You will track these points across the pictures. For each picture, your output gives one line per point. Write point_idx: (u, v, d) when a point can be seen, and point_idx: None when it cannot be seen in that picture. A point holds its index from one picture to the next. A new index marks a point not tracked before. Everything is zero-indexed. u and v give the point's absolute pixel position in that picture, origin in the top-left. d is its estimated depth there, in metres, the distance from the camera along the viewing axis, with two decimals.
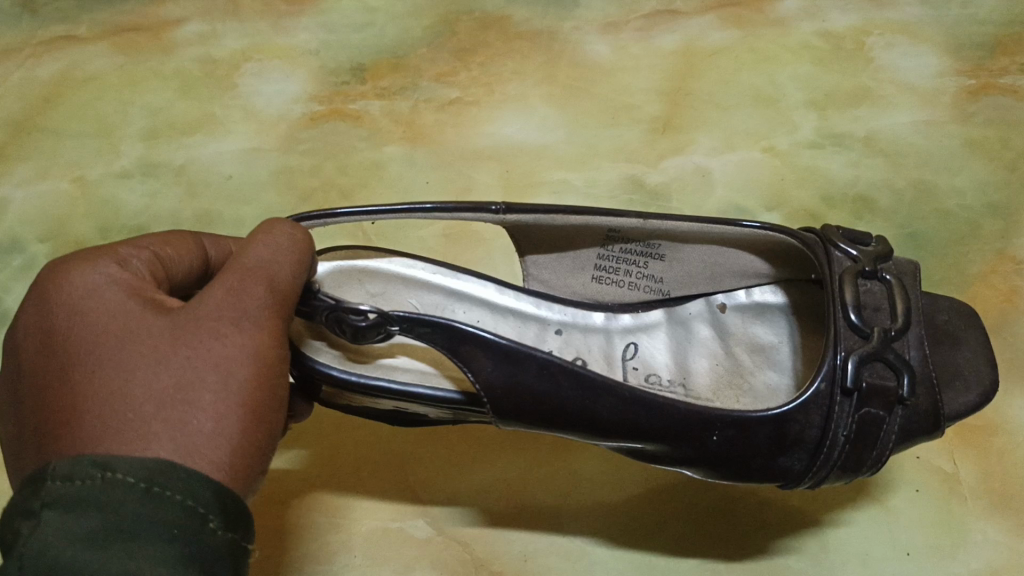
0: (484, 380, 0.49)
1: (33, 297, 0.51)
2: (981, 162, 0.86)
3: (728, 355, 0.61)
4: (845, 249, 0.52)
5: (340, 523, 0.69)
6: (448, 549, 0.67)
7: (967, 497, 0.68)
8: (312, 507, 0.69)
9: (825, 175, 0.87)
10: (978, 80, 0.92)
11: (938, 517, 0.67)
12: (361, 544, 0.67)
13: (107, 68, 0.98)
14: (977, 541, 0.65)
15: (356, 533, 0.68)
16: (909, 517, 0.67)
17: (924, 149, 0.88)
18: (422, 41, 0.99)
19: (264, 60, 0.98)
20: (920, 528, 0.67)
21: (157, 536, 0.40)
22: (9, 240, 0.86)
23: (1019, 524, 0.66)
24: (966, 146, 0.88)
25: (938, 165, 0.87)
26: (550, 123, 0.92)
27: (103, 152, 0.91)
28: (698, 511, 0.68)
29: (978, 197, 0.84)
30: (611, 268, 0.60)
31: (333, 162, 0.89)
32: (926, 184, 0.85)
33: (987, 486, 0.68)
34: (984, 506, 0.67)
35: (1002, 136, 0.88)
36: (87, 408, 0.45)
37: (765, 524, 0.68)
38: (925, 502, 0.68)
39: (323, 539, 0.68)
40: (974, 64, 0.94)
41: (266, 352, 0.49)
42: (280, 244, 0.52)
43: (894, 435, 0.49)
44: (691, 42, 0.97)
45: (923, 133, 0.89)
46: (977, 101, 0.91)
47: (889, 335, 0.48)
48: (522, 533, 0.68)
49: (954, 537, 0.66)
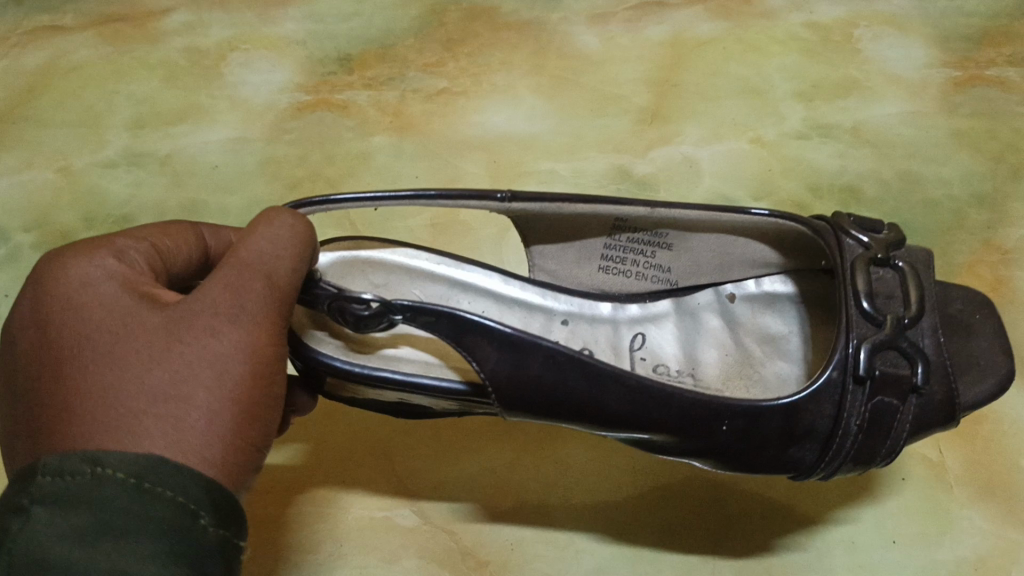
0: (491, 370, 0.48)
1: (27, 289, 0.49)
2: (967, 153, 0.87)
3: (737, 345, 0.61)
4: (856, 236, 0.51)
5: (328, 513, 0.68)
6: (435, 538, 0.67)
7: (953, 484, 0.68)
8: (301, 499, 0.69)
9: (813, 166, 0.87)
10: (964, 71, 0.93)
11: (925, 504, 0.67)
12: (350, 534, 0.67)
13: (91, 57, 0.95)
14: (964, 528, 0.66)
15: (343, 523, 0.67)
16: (899, 505, 0.67)
17: (911, 140, 0.88)
18: (409, 31, 0.98)
19: (250, 50, 0.96)
20: (908, 517, 0.67)
21: (147, 533, 0.39)
22: None
23: (1004, 511, 0.66)
24: (953, 137, 0.88)
25: (926, 155, 0.87)
26: (539, 112, 0.91)
27: (89, 141, 0.89)
28: (695, 502, 0.68)
29: (964, 187, 0.85)
30: (617, 257, 0.59)
31: (321, 152, 0.88)
32: (913, 174, 0.86)
33: (972, 473, 0.68)
34: (970, 493, 0.67)
35: (989, 127, 0.89)
36: (78, 403, 0.44)
37: (755, 513, 0.68)
38: (914, 489, 0.68)
39: (311, 529, 0.67)
40: (961, 56, 0.94)
41: (262, 347, 0.47)
42: (280, 236, 0.50)
43: (907, 426, 0.49)
44: (679, 33, 0.97)
45: (910, 124, 0.89)
46: (964, 93, 0.91)
47: (902, 323, 0.48)
48: (514, 528, 0.67)
49: (940, 524, 0.66)
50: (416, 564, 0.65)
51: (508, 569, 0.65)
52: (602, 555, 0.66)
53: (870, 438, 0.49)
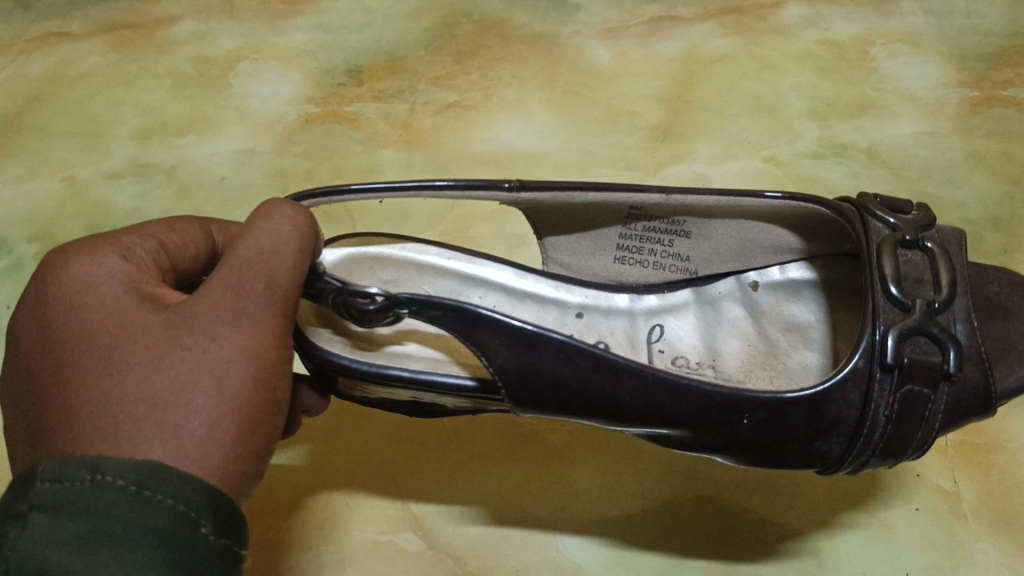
0: (498, 364, 0.46)
1: (32, 289, 0.47)
2: (982, 174, 0.86)
3: (761, 334, 0.59)
4: (883, 217, 0.49)
5: (329, 536, 0.65)
6: (440, 563, 0.64)
7: (968, 515, 0.64)
8: (305, 517, 0.66)
9: (826, 185, 0.85)
10: (982, 91, 0.91)
11: (938, 534, 0.64)
12: (353, 558, 0.64)
13: (99, 66, 0.95)
14: (979, 561, 0.62)
15: (346, 546, 0.64)
16: (911, 536, 0.64)
17: (926, 159, 0.87)
18: (419, 44, 0.97)
19: (259, 61, 0.95)
20: (917, 546, 0.63)
21: (146, 541, 0.37)
22: None
23: (1022, 545, 0.63)
24: (969, 159, 0.87)
25: (940, 176, 0.86)
26: (549, 129, 0.90)
27: (94, 151, 0.89)
28: (711, 512, 0.65)
29: (981, 210, 0.83)
30: (634, 248, 0.57)
31: (329, 165, 0.87)
32: (928, 194, 0.84)
33: (988, 504, 0.65)
34: (986, 525, 0.64)
35: (1006, 148, 0.87)
36: (78, 407, 0.42)
37: (767, 534, 0.65)
38: (927, 520, 0.64)
39: (314, 552, 0.64)
40: (978, 76, 0.93)
41: (265, 351, 0.45)
42: (279, 230, 0.47)
43: (939, 415, 0.46)
44: (692, 49, 0.96)
45: (925, 144, 0.88)
46: (981, 113, 0.90)
47: (932, 308, 0.46)
48: (514, 542, 0.64)
49: (954, 557, 0.63)
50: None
51: None
52: None
53: (900, 430, 0.46)
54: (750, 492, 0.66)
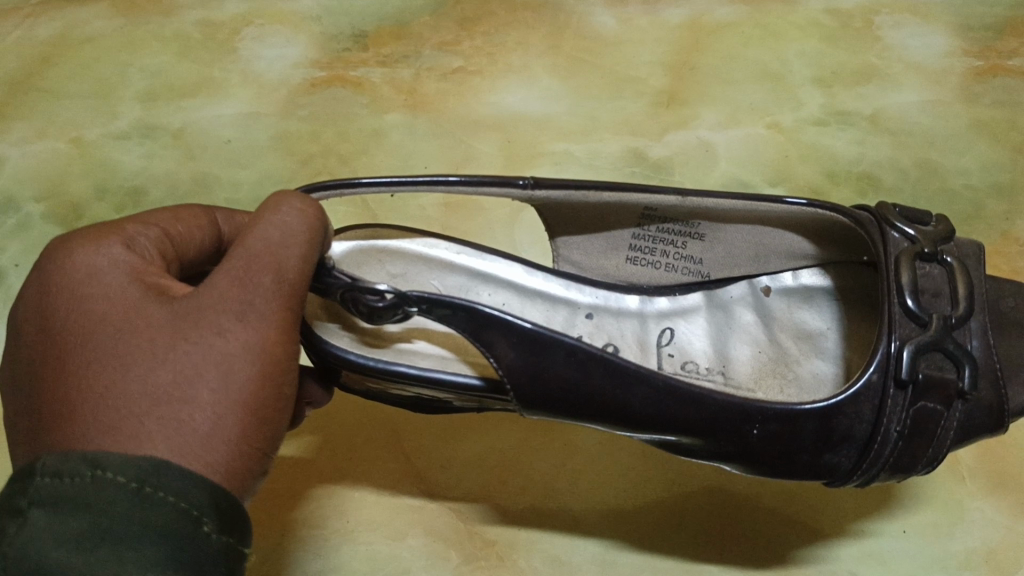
0: (508, 367, 0.46)
1: (33, 277, 0.47)
2: (985, 142, 0.83)
3: (772, 341, 0.59)
4: (903, 228, 0.48)
5: (335, 490, 0.67)
6: (442, 517, 0.66)
7: (965, 476, 0.65)
8: (310, 477, 0.67)
9: (829, 152, 0.84)
10: (986, 61, 0.89)
11: (931, 494, 0.65)
12: (355, 510, 0.66)
13: (106, 30, 0.93)
14: (975, 518, 0.64)
15: (349, 500, 0.66)
16: (907, 495, 0.65)
17: (929, 128, 0.85)
18: (425, 10, 0.94)
19: (264, 25, 0.93)
20: (912, 507, 0.65)
21: (146, 539, 0.37)
22: (4, 199, 0.82)
23: (1017, 502, 0.64)
24: (973, 128, 0.85)
25: (943, 144, 0.84)
26: (552, 94, 0.88)
27: (101, 112, 0.87)
28: (727, 510, 0.65)
29: (983, 177, 0.81)
30: (647, 248, 0.56)
31: (334, 129, 0.85)
32: (931, 162, 0.82)
33: (984, 465, 0.66)
34: (983, 485, 0.65)
35: (1010, 118, 0.85)
36: (80, 401, 0.41)
37: (772, 526, 0.64)
38: (921, 481, 0.66)
39: (318, 502, 0.66)
40: (981, 45, 0.90)
41: (271, 347, 0.44)
42: (289, 223, 0.46)
43: (950, 432, 0.46)
44: (698, 17, 0.93)
45: (928, 112, 0.86)
46: (985, 82, 0.87)
47: (949, 323, 0.46)
48: (512, 519, 0.65)
49: (952, 515, 0.64)
50: (421, 541, 0.64)
51: (514, 548, 0.64)
52: (603, 542, 0.64)
53: (912, 445, 0.47)
54: (766, 492, 0.66)
